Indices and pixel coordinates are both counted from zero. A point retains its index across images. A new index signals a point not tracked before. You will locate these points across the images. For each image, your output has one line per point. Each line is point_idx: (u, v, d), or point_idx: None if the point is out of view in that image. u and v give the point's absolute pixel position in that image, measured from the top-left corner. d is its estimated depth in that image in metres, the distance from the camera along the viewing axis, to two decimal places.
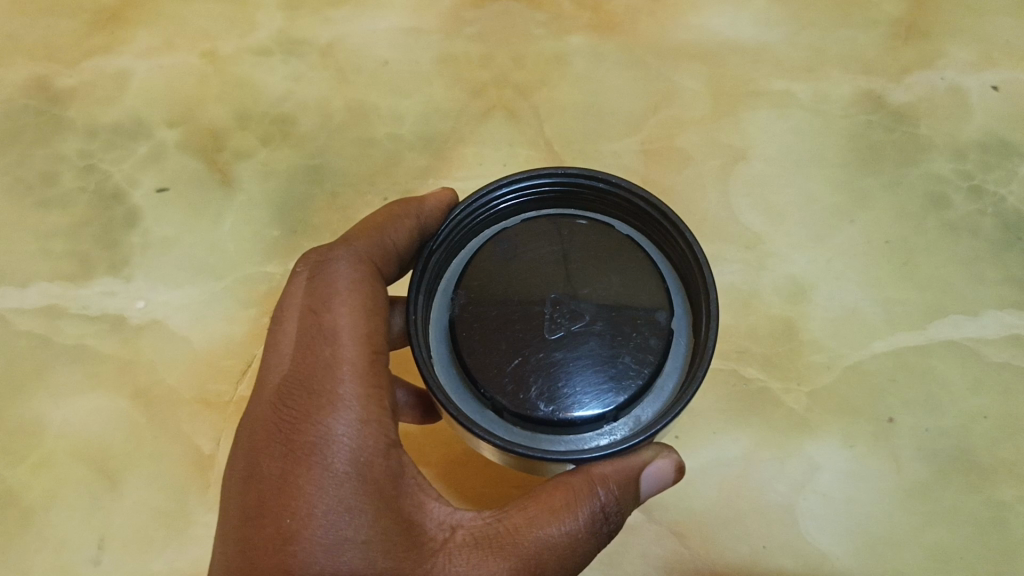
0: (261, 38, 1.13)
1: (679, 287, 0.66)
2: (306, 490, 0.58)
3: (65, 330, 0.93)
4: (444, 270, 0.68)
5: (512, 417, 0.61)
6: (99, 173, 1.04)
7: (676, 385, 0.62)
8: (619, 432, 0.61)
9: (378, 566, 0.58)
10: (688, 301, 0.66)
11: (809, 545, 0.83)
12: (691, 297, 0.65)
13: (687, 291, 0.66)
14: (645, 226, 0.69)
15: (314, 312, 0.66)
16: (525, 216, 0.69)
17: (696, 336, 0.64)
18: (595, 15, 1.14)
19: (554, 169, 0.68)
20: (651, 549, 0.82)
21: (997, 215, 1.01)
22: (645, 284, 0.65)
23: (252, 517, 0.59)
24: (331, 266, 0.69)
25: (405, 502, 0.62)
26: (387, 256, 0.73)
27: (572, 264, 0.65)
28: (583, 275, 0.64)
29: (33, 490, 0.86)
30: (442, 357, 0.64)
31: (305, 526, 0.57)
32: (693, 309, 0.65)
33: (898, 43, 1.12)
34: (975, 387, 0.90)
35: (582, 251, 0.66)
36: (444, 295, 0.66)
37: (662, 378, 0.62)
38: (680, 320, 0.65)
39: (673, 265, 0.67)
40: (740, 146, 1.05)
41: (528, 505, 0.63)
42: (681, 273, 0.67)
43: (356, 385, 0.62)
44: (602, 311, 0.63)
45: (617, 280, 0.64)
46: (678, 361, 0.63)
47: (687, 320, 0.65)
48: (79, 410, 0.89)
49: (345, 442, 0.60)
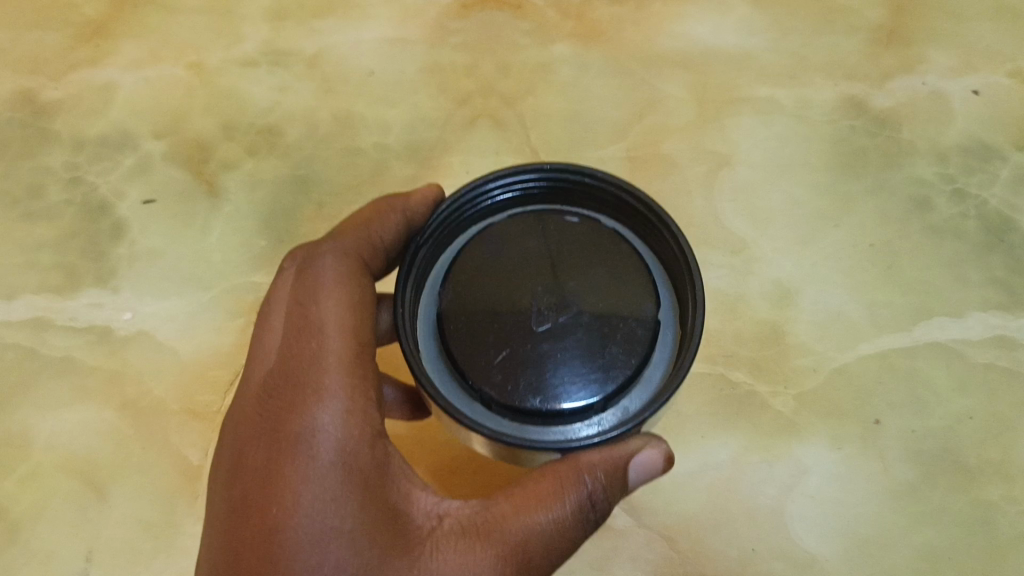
0: (247, 49, 1.13)
1: (666, 280, 0.67)
2: (292, 480, 0.58)
3: (53, 342, 0.93)
4: (431, 265, 0.68)
5: (500, 409, 0.61)
6: (86, 185, 1.04)
7: (663, 376, 0.62)
8: (607, 423, 0.61)
9: (363, 557, 0.57)
10: (675, 292, 0.66)
11: (799, 547, 0.83)
12: (678, 289, 0.66)
13: (674, 284, 0.66)
14: (631, 220, 0.69)
15: (300, 306, 0.67)
16: (510, 210, 0.70)
17: (683, 326, 0.64)
18: (579, 24, 1.15)
19: (541, 165, 0.69)
20: (641, 554, 0.82)
21: (979, 218, 1.02)
22: (632, 278, 0.65)
23: (237, 510, 0.59)
24: (317, 261, 0.70)
25: (392, 493, 0.62)
26: (374, 250, 0.73)
27: (559, 256, 0.65)
28: (569, 267, 0.65)
29: (19, 504, 0.85)
30: (429, 351, 0.64)
31: (290, 517, 0.57)
32: (679, 301, 0.66)
33: (879, 49, 1.13)
34: (960, 387, 0.91)
35: (568, 243, 0.66)
36: (432, 290, 0.67)
37: (650, 369, 0.63)
38: (666, 311, 0.65)
39: (659, 258, 0.68)
40: (724, 152, 1.06)
41: (516, 493, 0.63)
42: (667, 264, 0.67)
43: (342, 375, 0.63)
44: (589, 302, 0.63)
45: (608, 272, 0.65)
46: (665, 352, 0.63)
47: (674, 311, 0.65)
48: (66, 422, 0.89)
49: (330, 431, 0.61)
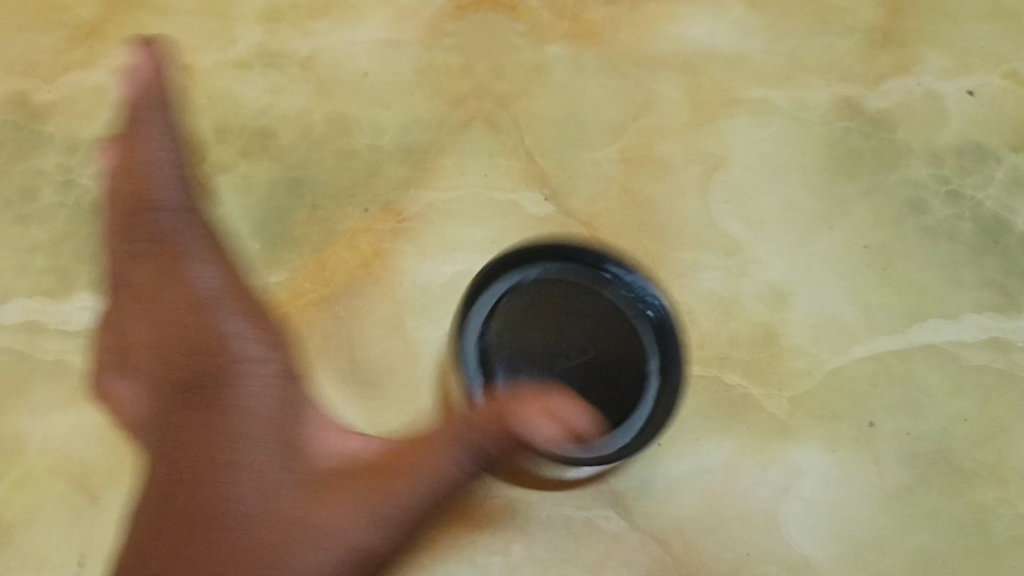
0: (240, 50, 1.12)
1: (657, 375, 0.84)
2: (284, 481, 0.81)
3: (44, 346, 0.95)
4: (481, 302, 0.88)
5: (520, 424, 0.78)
6: (80, 188, 1.04)
7: (637, 427, 0.83)
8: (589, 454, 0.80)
9: (293, 505, 0.79)
10: (664, 384, 0.84)
11: (792, 550, 0.85)
12: (668, 380, 0.84)
13: (665, 377, 0.84)
14: (654, 322, 0.85)
15: (167, 315, 0.94)
16: (546, 279, 0.88)
17: (658, 405, 0.84)
18: (574, 24, 1.13)
19: (588, 256, 0.88)
20: (636, 556, 0.85)
21: (974, 219, 1.02)
22: (635, 360, 0.85)
23: (193, 517, 0.79)
24: (192, 277, 0.95)
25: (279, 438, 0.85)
26: (190, 279, 0.95)
27: (592, 325, 0.87)
28: (595, 335, 0.87)
29: (13, 506, 0.89)
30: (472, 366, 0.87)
31: (220, 491, 0.80)
32: (662, 388, 0.84)
33: (875, 50, 1.12)
34: (954, 389, 0.91)
35: (604, 322, 0.87)
36: (478, 321, 0.88)
37: (629, 422, 0.83)
38: (650, 393, 0.84)
39: (660, 359, 0.85)
40: (719, 153, 1.06)
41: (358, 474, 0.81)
42: (663, 362, 0.84)
43: (237, 356, 0.90)
44: (605, 342, 0.86)
45: (615, 320, 0.87)
46: (638, 420, 0.84)
47: (655, 395, 0.84)
48: (60, 425, 0.92)
49: (252, 400, 0.87)
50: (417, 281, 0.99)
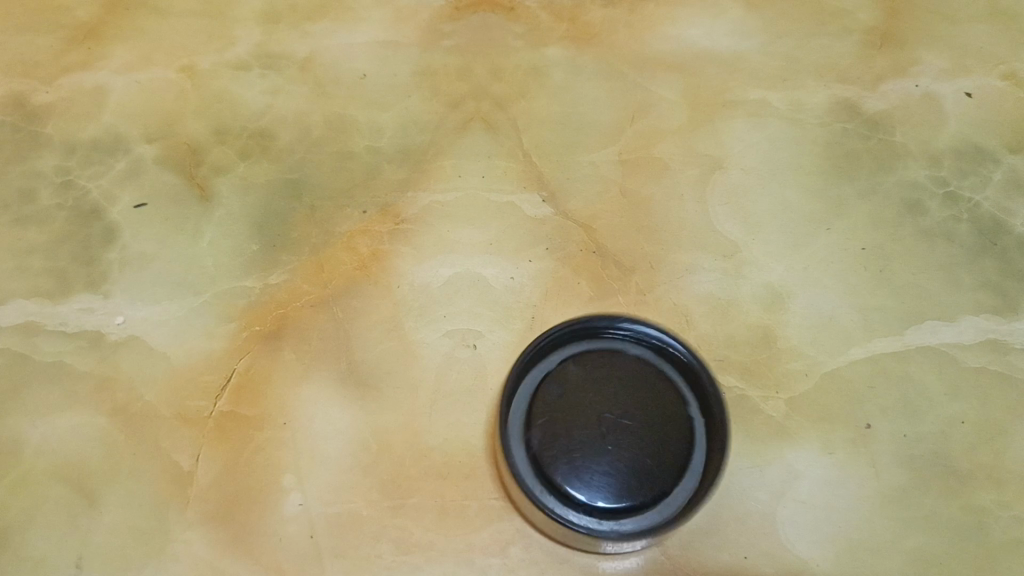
0: (239, 52, 1.14)
1: (696, 462, 0.77)
2: None
3: (43, 347, 0.93)
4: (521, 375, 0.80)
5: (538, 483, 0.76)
6: (78, 190, 1.04)
7: (669, 507, 0.75)
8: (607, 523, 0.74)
9: None
10: (700, 472, 0.76)
11: (789, 553, 0.82)
12: (701, 475, 0.76)
13: (700, 467, 0.76)
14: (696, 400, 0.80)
15: None
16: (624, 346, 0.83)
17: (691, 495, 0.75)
18: (573, 26, 1.16)
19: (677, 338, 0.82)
20: (632, 557, 0.82)
21: (972, 221, 1.02)
22: (673, 435, 0.78)
23: None
24: None
25: None
26: None
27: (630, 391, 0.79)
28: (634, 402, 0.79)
29: (12, 509, 0.85)
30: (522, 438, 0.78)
31: None
32: (698, 481, 0.76)
33: (872, 50, 1.14)
34: (952, 391, 0.91)
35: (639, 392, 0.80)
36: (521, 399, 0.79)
37: (662, 502, 0.75)
38: (689, 472, 0.76)
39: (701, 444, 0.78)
40: (717, 155, 1.06)
41: None
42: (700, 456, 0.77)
43: None
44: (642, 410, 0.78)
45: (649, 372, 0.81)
46: (673, 500, 0.75)
47: (692, 484, 0.76)
48: (58, 429, 0.88)
49: None
50: (416, 282, 0.97)
